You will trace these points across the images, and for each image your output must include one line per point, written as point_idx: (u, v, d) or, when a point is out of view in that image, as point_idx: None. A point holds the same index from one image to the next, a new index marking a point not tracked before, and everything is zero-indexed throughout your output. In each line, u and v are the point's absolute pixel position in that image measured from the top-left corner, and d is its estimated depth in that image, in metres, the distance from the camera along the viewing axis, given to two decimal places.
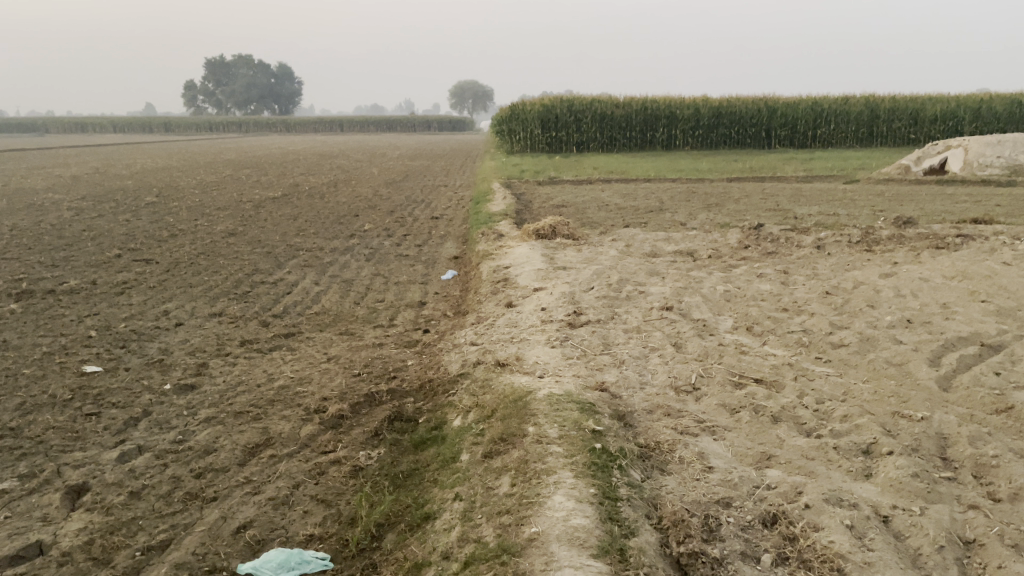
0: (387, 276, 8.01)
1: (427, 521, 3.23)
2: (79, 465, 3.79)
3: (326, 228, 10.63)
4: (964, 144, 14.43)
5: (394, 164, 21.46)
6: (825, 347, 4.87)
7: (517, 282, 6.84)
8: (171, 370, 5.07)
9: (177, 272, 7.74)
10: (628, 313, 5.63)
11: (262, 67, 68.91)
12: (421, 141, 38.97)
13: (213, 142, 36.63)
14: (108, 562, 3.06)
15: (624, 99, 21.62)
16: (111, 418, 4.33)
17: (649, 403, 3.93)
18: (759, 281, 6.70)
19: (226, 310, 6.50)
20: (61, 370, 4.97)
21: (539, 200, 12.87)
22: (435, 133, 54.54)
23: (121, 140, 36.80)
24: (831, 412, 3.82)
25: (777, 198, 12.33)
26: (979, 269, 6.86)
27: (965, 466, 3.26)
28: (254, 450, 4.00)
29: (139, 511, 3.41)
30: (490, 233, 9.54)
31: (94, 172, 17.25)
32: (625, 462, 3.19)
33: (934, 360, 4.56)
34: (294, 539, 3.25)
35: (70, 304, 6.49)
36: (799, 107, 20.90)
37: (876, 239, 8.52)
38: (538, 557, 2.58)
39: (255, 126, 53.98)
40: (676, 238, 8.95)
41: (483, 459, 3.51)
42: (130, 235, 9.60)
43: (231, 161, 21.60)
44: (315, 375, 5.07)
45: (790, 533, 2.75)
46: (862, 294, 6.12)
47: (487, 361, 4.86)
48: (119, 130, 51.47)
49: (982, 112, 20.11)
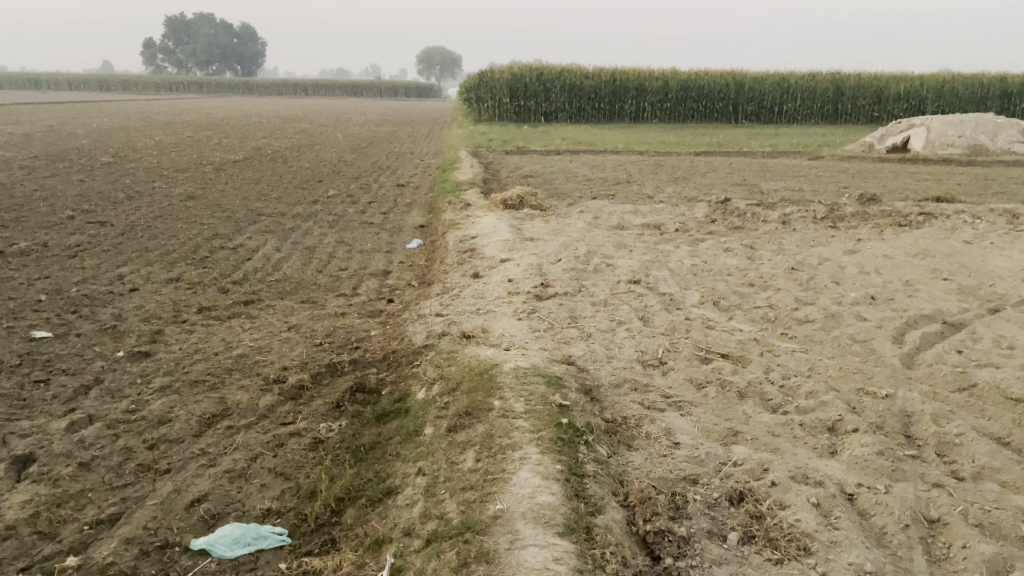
0: (352, 244, 7.85)
1: (388, 496, 3.15)
2: (25, 434, 3.63)
3: (289, 193, 10.40)
4: (927, 122, 14.53)
5: (358, 129, 21.05)
6: (791, 323, 4.86)
7: (484, 253, 6.73)
8: (125, 337, 4.90)
9: (133, 236, 7.48)
10: (595, 286, 5.56)
11: (226, 28, 67.27)
12: (386, 107, 38.16)
13: (168, 102, 35.61)
14: (54, 536, 2.94)
15: (593, 70, 21.46)
16: (60, 385, 4.16)
17: (616, 377, 3.89)
18: (726, 256, 6.69)
19: (184, 275, 6.30)
20: (8, 336, 4.77)
21: (506, 169, 12.76)
22: (400, 99, 53.72)
23: (74, 97, 35.76)
24: (796, 389, 3.81)
25: (743, 173, 12.35)
26: (941, 247, 6.93)
27: (929, 445, 3.27)
28: (211, 421, 3.88)
29: (88, 483, 3.28)
30: (456, 203, 9.38)
31: (48, 130, 16.64)
32: (591, 437, 3.14)
33: (898, 337, 4.58)
34: (250, 514, 3.15)
35: (19, 267, 6.24)
36: (767, 83, 20.91)
37: (841, 215, 8.58)
38: (502, 536, 2.51)
39: (216, 87, 52.54)
40: (644, 211, 8.90)
41: (447, 434, 3.43)
42: (84, 196, 9.27)
43: (192, 122, 21.02)
44: (275, 344, 4.93)
45: (757, 511, 2.73)
46: (827, 270, 6.14)
47: (452, 333, 4.77)
48: (71, 87, 49.76)
49: (945, 92, 20.29)
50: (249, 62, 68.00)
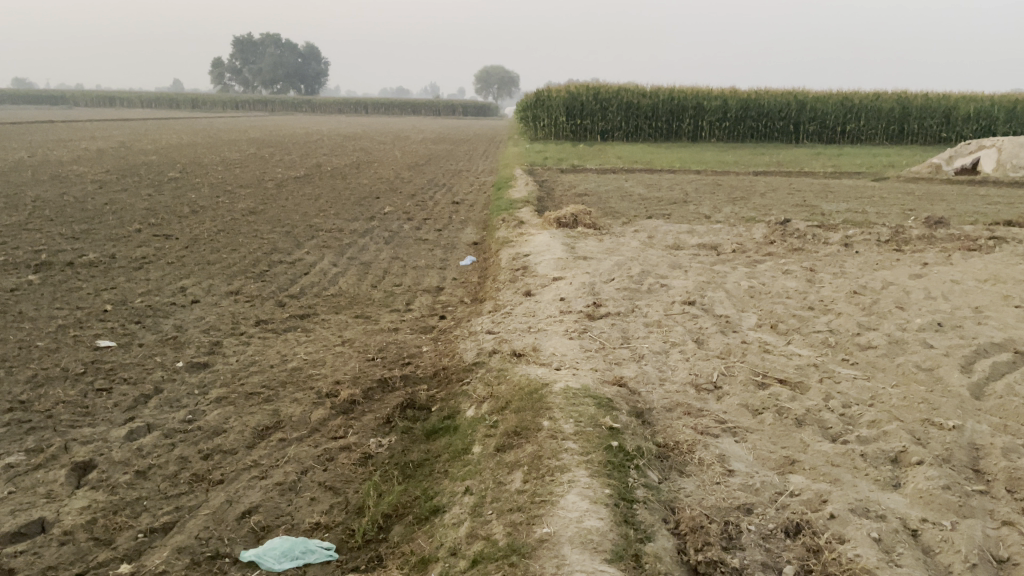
0: (406, 260, 7.91)
1: (435, 514, 3.14)
2: (86, 441, 3.72)
3: (347, 209, 10.55)
4: (998, 143, 14.03)
5: (415, 147, 21.32)
6: (852, 349, 4.71)
7: (536, 271, 6.71)
8: (185, 348, 5.01)
9: (195, 249, 7.68)
10: (648, 306, 5.49)
11: (292, 49, 69.05)
12: (445, 125, 38.64)
13: (235, 118, 36.64)
14: (109, 543, 2.99)
15: (651, 89, 21.36)
16: (121, 394, 4.27)
17: (669, 401, 3.81)
18: (784, 278, 6.54)
19: (243, 288, 6.43)
20: (74, 344, 4.91)
21: (562, 187, 12.74)
22: (458, 117, 54.36)
23: (145, 114, 37.16)
24: (857, 417, 3.68)
25: (804, 194, 12.10)
26: (1013, 273, 6.65)
27: (999, 480, 3.11)
28: (264, 433, 3.93)
29: (144, 492, 3.34)
30: (511, 220, 9.41)
31: (120, 146, 17.23)
32: (642, 462, 3.09)
33: (966, 366, 4.41)
34: (299, 527, 3.17)
35: (87, 277, 6.45)
36: (829, 102, 20.56)
37: (906, 238, 8.33)
38: (548, 560, 2.47)
39: (280, 104, 53.88)
40: (700, 231, 8.78)
41: (496, 453, 3.40)
42: (151, 210, 9.54)
43: (256, 139, 21.56)
44: (329, 358, 4.99)
45: (815, 544, 2.64)
46: (891, 294, 5.95)
47: (503, 351, 4.75)
48: (143, 104, 51.61)
49: (1017, 112, 19.67)
50: (312, 80, 69.64)
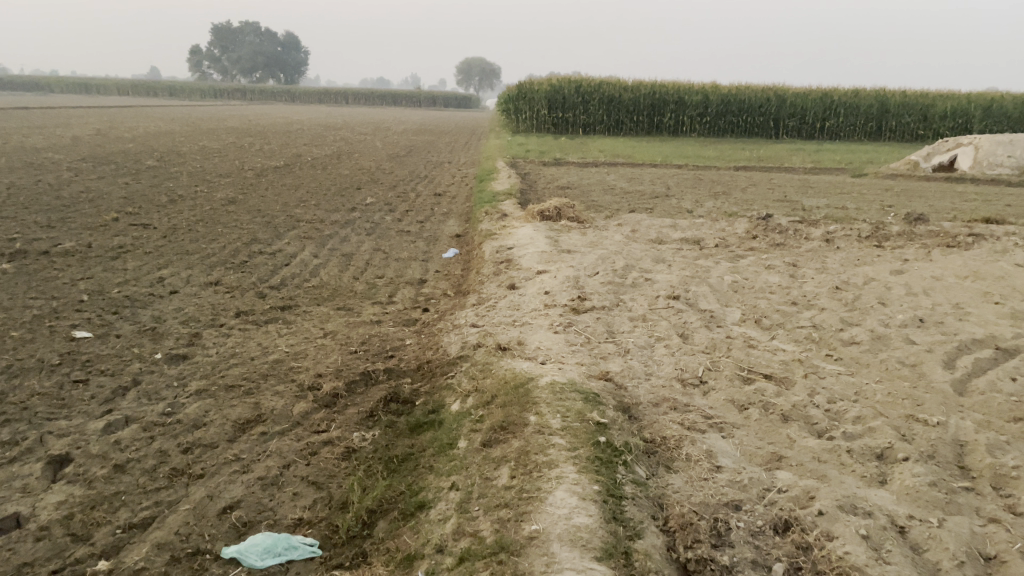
0: (388, 252, 7.83)
1: (420, 510, 3.10)
2: (63, 434, 3.65)
3: (328, 199, 10.45)
4: (975, 141, 14.12)
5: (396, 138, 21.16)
6: (836, 345, 4.72)
7: (520, 264, 6.67)
8: (163, 339, 4.92)
9: (174, 239, 7.56)
10: (633, 301, 5.47)
11: (272, 37, 68.40)
12: (426, 116, 38.45)
13: (214, 106, 36.25)
14: (87, 539, 2.93)
15: (633, 83, 21.34)
16: (98, 386, 4.18)
17: (655, 396, 3.80)
18: (767, 273, 6.55)
19: (223, 279, 6.34)
20: (50, 335, 4.81)
21: (544, 180, 12.72)
22: (439, 108, 54.09)
23: (122, 102, 36.76)
24: (843, 413, 3.69)
25: (785, 189, 12.15)
26: (992, 270, 6.70)
27: (984, 477, 3.13)
28: (245, 426, 3.86)
29: (122, 486, 3.27)
30: (494, 213, 9.36)
31: (97, 133, 16.97)
32: (630, 458, 3.07)
33: (948, 362, 4.43)
34: (282, 523, 3.12)
35: (63, 267, 6.33)
36: (809, 98, 20.64)
37: (886, 235, 8.39)
38: (538, 558, 2.44)
39: (259, 92, 53.32)
40: (683, 225, 8.78)
41: (481, 448, 3.37)
42: (128, 198, 9.38)
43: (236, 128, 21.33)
44: (311, 351, 4.92)
45: (803, 542, 2.63)
46: (873, 290, 5.98)
47: (487, 344, 4.71)
48: (119, 91, 50.87)
49: (993, 111, 19.87)
50: (292, 69, 68.97)
